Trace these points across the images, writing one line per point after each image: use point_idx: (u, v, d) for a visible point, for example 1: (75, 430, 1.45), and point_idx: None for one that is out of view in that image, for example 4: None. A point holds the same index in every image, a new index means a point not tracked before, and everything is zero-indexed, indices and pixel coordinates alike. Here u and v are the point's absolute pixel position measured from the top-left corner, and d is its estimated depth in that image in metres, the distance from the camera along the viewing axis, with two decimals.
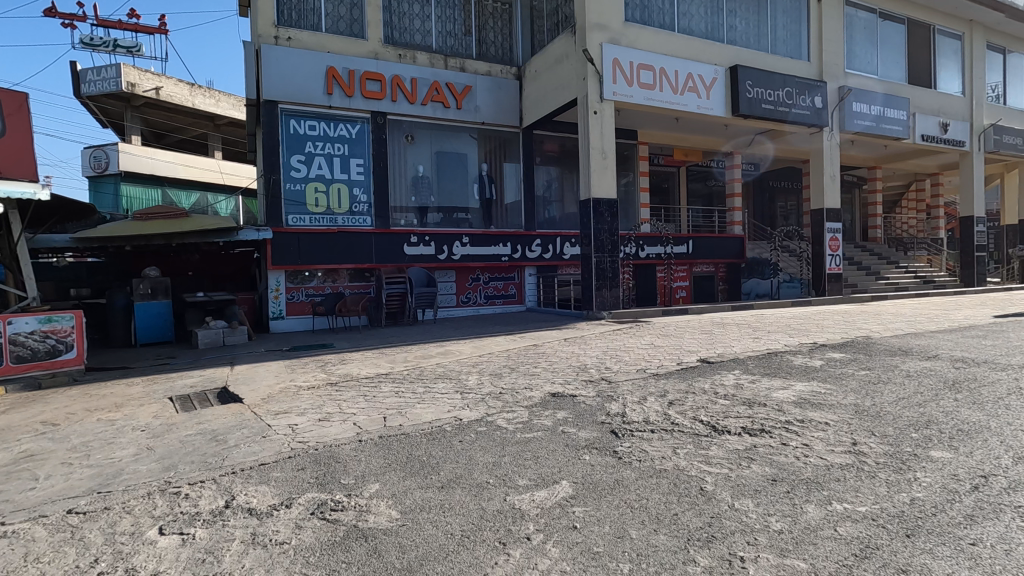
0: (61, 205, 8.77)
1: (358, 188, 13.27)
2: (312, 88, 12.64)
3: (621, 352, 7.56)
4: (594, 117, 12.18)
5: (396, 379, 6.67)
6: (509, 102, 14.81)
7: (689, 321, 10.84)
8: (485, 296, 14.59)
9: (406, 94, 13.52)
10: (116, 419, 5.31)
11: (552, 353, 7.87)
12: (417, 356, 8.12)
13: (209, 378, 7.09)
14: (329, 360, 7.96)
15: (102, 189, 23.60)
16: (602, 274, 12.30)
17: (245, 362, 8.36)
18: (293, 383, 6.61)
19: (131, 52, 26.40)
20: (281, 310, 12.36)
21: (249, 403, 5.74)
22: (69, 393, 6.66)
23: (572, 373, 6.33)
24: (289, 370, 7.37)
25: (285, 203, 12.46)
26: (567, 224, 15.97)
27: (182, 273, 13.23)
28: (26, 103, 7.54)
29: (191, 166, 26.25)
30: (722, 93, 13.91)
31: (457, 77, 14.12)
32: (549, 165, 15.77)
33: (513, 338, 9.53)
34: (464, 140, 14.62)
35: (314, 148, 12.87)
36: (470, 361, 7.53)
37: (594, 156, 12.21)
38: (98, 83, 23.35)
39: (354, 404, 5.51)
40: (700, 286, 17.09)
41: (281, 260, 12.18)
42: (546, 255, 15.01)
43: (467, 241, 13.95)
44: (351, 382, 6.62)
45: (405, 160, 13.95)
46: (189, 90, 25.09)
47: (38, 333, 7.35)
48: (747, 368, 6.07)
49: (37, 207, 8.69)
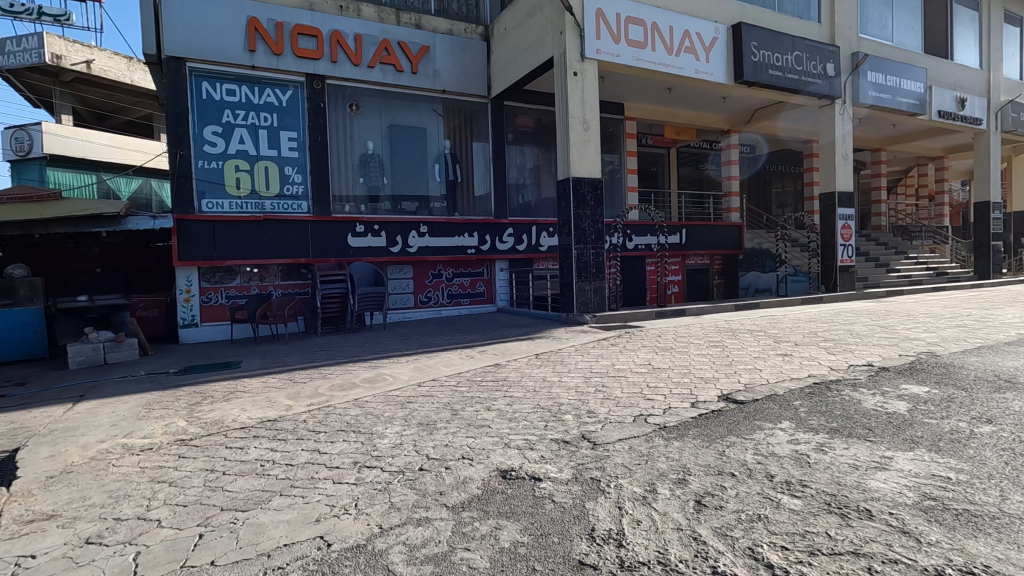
0: None
1: (290, 166, 10.98)
2: (229, 44, 10.29)
3: (612, 381, 5.46)
4: (574, 80, 10.08)
5: (280, 433, 4.47)
6: (474, 67, 12.62)
7: (690, 327, 8.87)
8: (447, 295, 12.47)
9: (349, 54, 11.27)
10: None
11: (516, 381, 5.73)
12: (334, 387, 5.92)
13: (13, 432, 4.82)
14: (211, 396, 5.75)
15: (25, 175, 20.70)
16: (584, 268, 10.21)
17: (100, 395, 6.09)
18: (123, 442, 4.40)
19: (59, 21, 23.34)
20: (193, 315, 10.12)
21: (16, 491, 3.55)
22: None
23: (539, 425, 4.20)
24: (139, 415, 5.15)
25: (197, 184, 10.14)
26: (544, 211, 13.84)
27: (87, 271, 11.01)
28: None
29: (130, 150, 23.18)
30: (723, 56, 11.90)
31: (411, 35, 11.87)
32: (523, 144, 13.65)
33: (470, 355, 7.36)
34: (422, 112, 12.42)
35: (234, 118, 10.54)
36: (401, 397, 5.38)
37: (574, 125, 10.08)
38: (17, 54, 20.13)
39: (175, 496, 3.34)
40: (693, 280, 15.24)
41: (191, 255, 9.90)
42: (519, 247, 12.90)
43: (425, 231, 11.84)
44: (212, 439, 4.42)
45: (350, 135, 11.71)
46: (126, 64, 22.25)
47: None
48: (802, 418, 4.00)
49: None
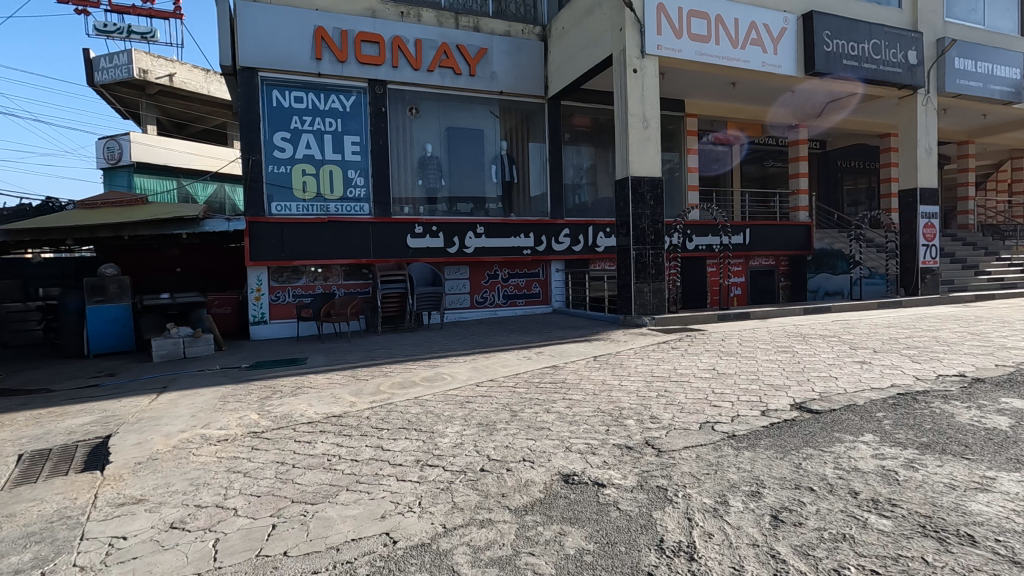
0: None
1: (353, 169, 11.33)
2: (298, 53, 10.72)
3: (675, 386, 5.27)
4: (634, 77, 9.88)
5: (345, 429, 4.59)
6: (531, 68, 12.60)
7: (756, 331, 8.50)
8: (503, 296, 12.52)
9: (409, 59, 11.50)
10: None
11: (576, 384, 5.63)
12: (395, 384, 6.04)
13: (105, 419, 5.21)
14: (280, 390, 6.00)
15: (114, 181, 22.35)
16: (643, 269, 9.96)
17: (179, 387, 6.47)
18: (201, 433, 4.65)
19: (145, 39, 25.14)
20: (263, 313, 10.61)
21: (108, 474, 3.82)
22: None
23: (600, 429, 4.11)
24: (215, 407, 5.44)
25: (268, 188, 10.64)
26: (600, 211, 13.62)
27: (168, 271, 11.87)
28: None
29: (204, 155, 24.72)
30: (793, 48, 11.32)
31: (469, 38, 11.99)
32: (579, 144, 13.50)
33: (527, 356, 7.32)
34: (480, 114, 12.54)
35: (301, 124, 10.98)
36: (460, 397, 5.41)
37: (632, 124, 9.87)
38: (109, 70, 21.86)
39: (249, 487, 3.49)
40: (757, 282, 14.63)
41: (261, 255, 10.40)
42: (575, 248, 12.80)
43: (482, 231, 11.94)
44: (282, 433, 4.60)
45: (410, 138, 11.96)
46: (204, 76, 23.63)
47: None
48: (887, 431, 3.72)
49: None
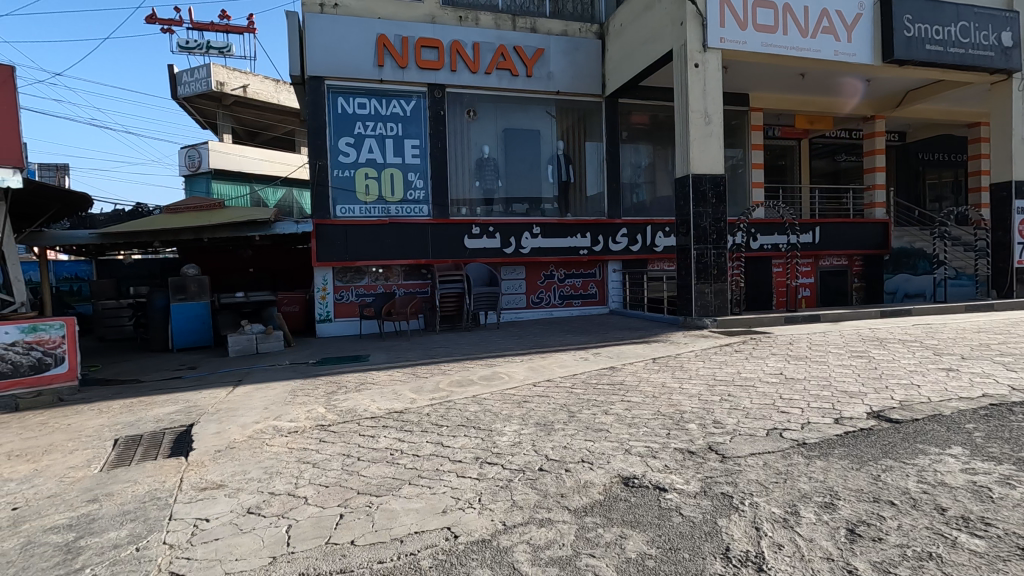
0: (48, 193, 7.75)
1: (413, 172, 11.62)
2: (361, 61, 11.11)
3: (739, 390, 5.09)
4: (695, 72, 9.60)
5: (406, 425, 4.72)
6: (588, 66, 12.50)
7: (827, 334, 8.08)
8: (559, 296, 12.50)
9: (467, 62, 11.68)
10: (9, 481, 3.93)
11: (635, 385, 5.55)
12: (454, 382, 6.16)
13: (188, 409, 5.60)
14: (345, 386, 6.25)
15: (194, 187, 23.95)
16: (705, 269, 9.67)
17: (253, 381, 6.86)
18: (274, 424, 4.91)
19: (222, 53, 26.79)
20: (328, 311, 11.06)
21: (192, 460, 4.10)
22: (26, 424, 5.49)
23: (661, 433, 4.03)
24: (285, 400, 5.72)
25: (333, 192, 11.08)
26: (659, 210, 13.33)
27: (242, 271, 12.60)
28: (14, 78, 6.44)
29: (275, 162, 26.07)
30: (869, 35, 10.66)
31: (526, 39, 12.03)
32: (637, 142, 13.27)
33: (584, 356, 7.28)
34: (537, 115, 12.57)
35: (364, 129, 11.37)
36: (518, 396, 5.45)
37: (694, 120, 9.60)
38: (191, 84, 23.45)
39: (318, 477, 3.65)
40: (828, 284, 13.91)
41: (327, 256, 10.86)
42: (633, 248, 12.62)
43: (538, 232, 11.99)
44: (348, 426, 4.79)
45: (468, 140, 12.15)
46: (274, 86, 24.92)
47: (21, 344, 6.40)
48: (978, 444, 3.45)
49: (29, 197, 7.84)
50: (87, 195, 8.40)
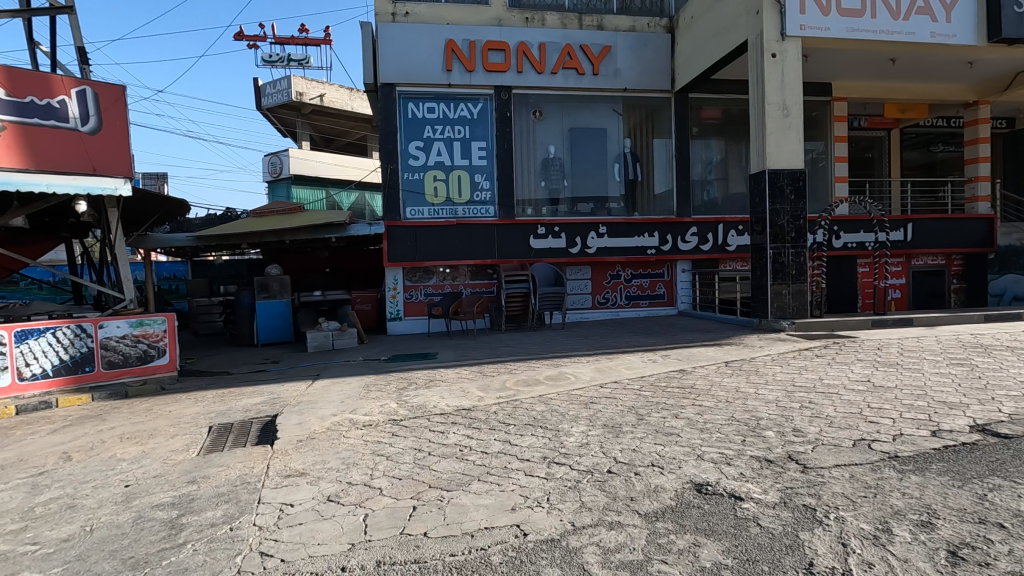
0: (151, 200, 8.49)
1: (480, 174, 11.80)
2: (431, 66, 11.40)
3: (821, 398, 4.81)
4: (773, 62, 9.14)
5: (474, 422, 4.81)
6: (657, 61, 12.21)
7: (921, 339, 7.47)
8: (626, 296, 12.30)
9: (533, 63, 11.72)
10: (121, 461, 4.35)
11: (707, 389, 5.37)
12: (520, 381, 6.20)
13: (272, 401, 5.98)
14: (415, 382, 6.45)
15: (276, 192, 25.46)
16: (781, 269, 9.18)
17: (329, 376, 7.22)
18: (350, 417, 5.14)
19: (302, 65, 28.32)
20: (398, 310, 11.44)
21: (277, 448, 4.38)
22: (132, 410, 6.06)
23: (736, 439, 3.87)
24: (360, 394, 5.98)
25: (403, 194, 11.45)
26: (732, 208, 12.82)
27: (320, 271, 13.28)
28: (123, 96, 7.11)
29: (346, 166, 27.28)
30: (972, 13, 9.74)
31: (593, 37, 11.91)
32: (708, 137, 12.81)
33: (652, 358, 7.12)
34: (603, 113, 12.42)
35: (433, 133, 11.66)
36: (585, 397, 5.42)
37: (770, 112, 9.15)
38: (273, 95, 24.95)
39: (392, 469, 3.79)
40: (921, 285, 12.87)
41: (397, 257, 11.24)
42: (703, 247, 12.24)
43: (604, 231, 11.88)
44: (418, 421, 4.94)
45: (534, 140, 12.18)
46: (349, 95, 26.06)
47: (130, 337, 7.07)
48: None
49: (136, 203, 8.61)
50: (185, 200, 9.14)
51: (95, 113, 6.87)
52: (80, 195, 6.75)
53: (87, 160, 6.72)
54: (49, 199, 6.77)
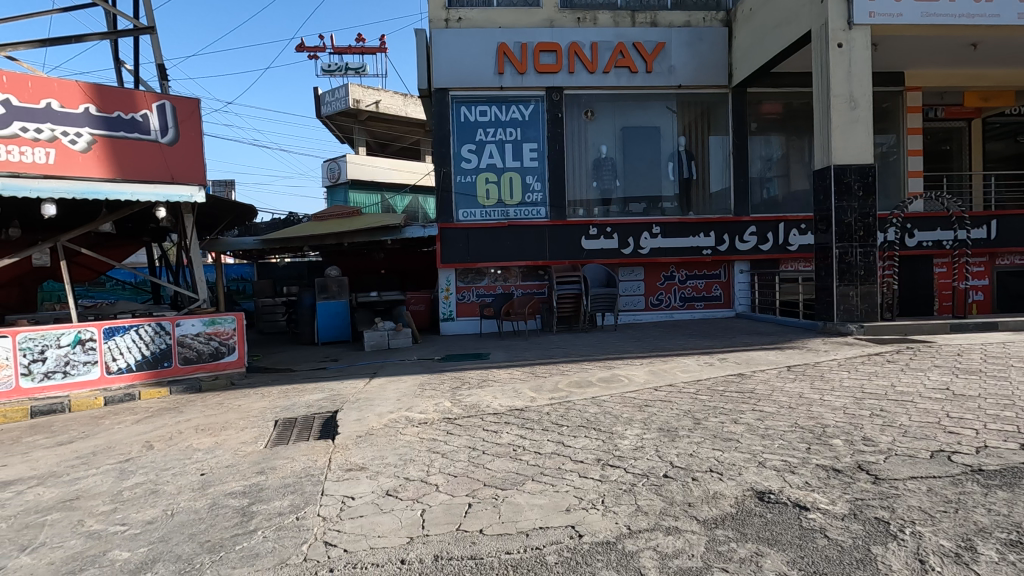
0: (222, 205, 8.99)
1: (531, 175, 11.84)
2: (483, 70, 11.54)
3: (893, 405, 4.54)
4: (838, 53, 8.71)
5: (527, 422, 4.83)
6: (713, 56, 11.88)
7: (1008, 345, 6.91)
8: (680, 298, 12.03)
9: (585, 62, 11.65)
10: (197, 451, 4.65)
11: (767, 394, 5.18)
12: (573, 383, 6.18)
13: (332, 397, 6.22)
14: (467, 381, 6.55)
15: (334, 197, 26.44)
16: (849, 270, 8.72)
17: (386, 374, 7.43)
18: (406, 415, 5.28)
19: (358, 73, 29.29)
20: (451, 311, 11.62)
21: (338, 443, 4.56)
22: (206, 404, 6.44)
23: (800, 447, 3.72)
24: (415, 393, 6.13)
25: (456, 197, 11.64)
26: (794, 206, 12.30)
27: (376, 273, 13.68)
28: (198, 109, 7.58)
29: (403, 171, 28.04)
30: None
31: (647, 35, 11.73)
32: (768, 133, 12.35)
33: (708, 362, 6.93)
34: (656, 111, 12.20)
35: (485, 136, 11.78)
36: (639, 399, 5.34)
37: (836, 105, 8.73)
38: (332, 103, 25.94)
39: (448, 466, 3.87)
40: (1006, 286, 11.92)
41: (450, 258, 11.44)
42: (762, 247, 11.82)
43: (657, 231, 11.68)
44: (472, 421, 5.01)
45: (585, 141, 12.11)
46: (403, 100, 26.74)
47: (203, 335, 7.52)
48: None
49: (208, 209, 9.13)
50: (252, 206, 9.66)
51: (173, 126, 7.35)
52: (160, 202, 7.21)
53: (167, 169, 7.21)
54: (132, 207, 7.30)
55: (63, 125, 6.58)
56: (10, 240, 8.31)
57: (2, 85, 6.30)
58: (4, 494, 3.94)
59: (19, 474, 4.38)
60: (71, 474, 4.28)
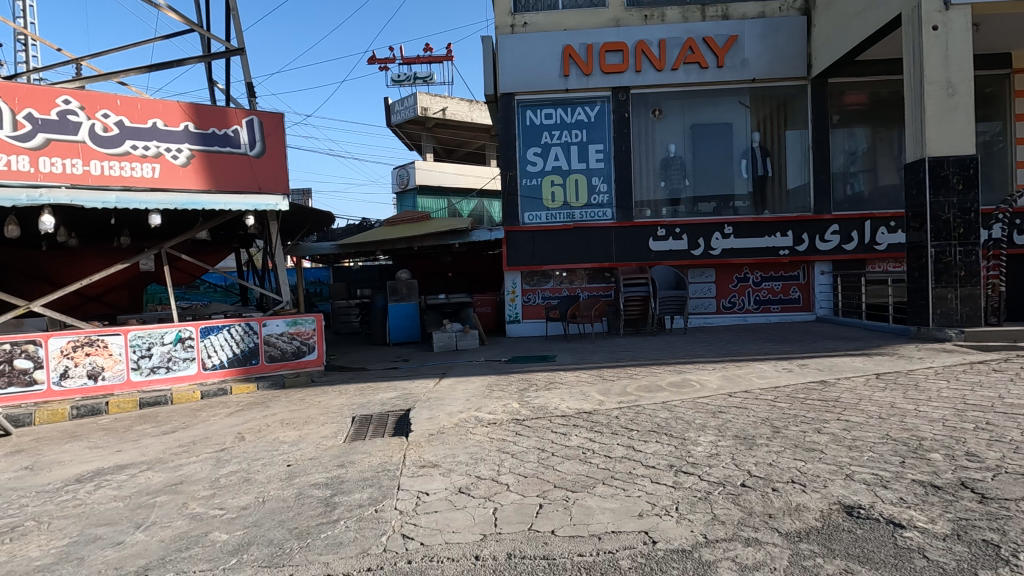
0: (302, 213, 9.54)
1: (597, 176, 11.73)
2: (548, 73, 11.57)
3: (1002, 419, 4.14)
4: (933, 36, 8.06)
5: (596, 425, 4.80)
6: (790, 47, 11.30)
7: None
8: (754, 300, 11.53)
9: (652, 60, 11.43)
10: (283, 443, 4.96)
11: (854, 403, 4.86)
12: (642, 387, 6.07)
13: (405, 395, 6.45)
14: (535, 383, 6.59)
15: (404, 203, 27.33)
16: (946, 270, 8.04)
17: (454, 374, 7.60)
18: (475, 415, 5.38)
19: (426, 81, 30.16)
20: (517, 313, 11.70)
21: (412, 440, 4.72)
22: (290, 399, 6.86)
23: (893, 460, 3.47)
24: (484, 393, 6.24)
25: (522, 200, 11.71)
26: (882, 201, 11.49)
27: (443, 275, 14.02)
28: (282, 123, 8.04)
29: (469, 175, 28.63)
30: None
31: (718, 28, 11.32)
32: (852, 125, 11.63)
33: (787, 368, 6.60)
34: (728, 107, 11.80)
35: (551, 138, 11.80)
36: (712, 405, 5.17)
37: (930, 92, 8.08)
38: (402, 112, 26.88)
39: (518, 467, 3.91)
40: None
41: (516, 261, 11.54)
42: (846, 247, 11.14)
43: (730, 232, 11.27)
44: (540, 422, 5.04)
45: (653, 140, 11.87)
46: (469, 106, 27.26)
47: (286, 334, 7.99)
48: None
49: (290, 217, 9.71)
50: (330, 213, 10.21)
51: (260, 139, 7.85)
52: (248, 212, 7.80)
53: (255, 180, 7.73)
54: (225, 216, 7.88)
55: (167, 142, 7.24)
56: (121, 247, 9.21)
57: (117, 108, 7.02)
58: (121, 476, 4.39)
59: (132, 458, 4.85)
60: (176, 460, 4.70)
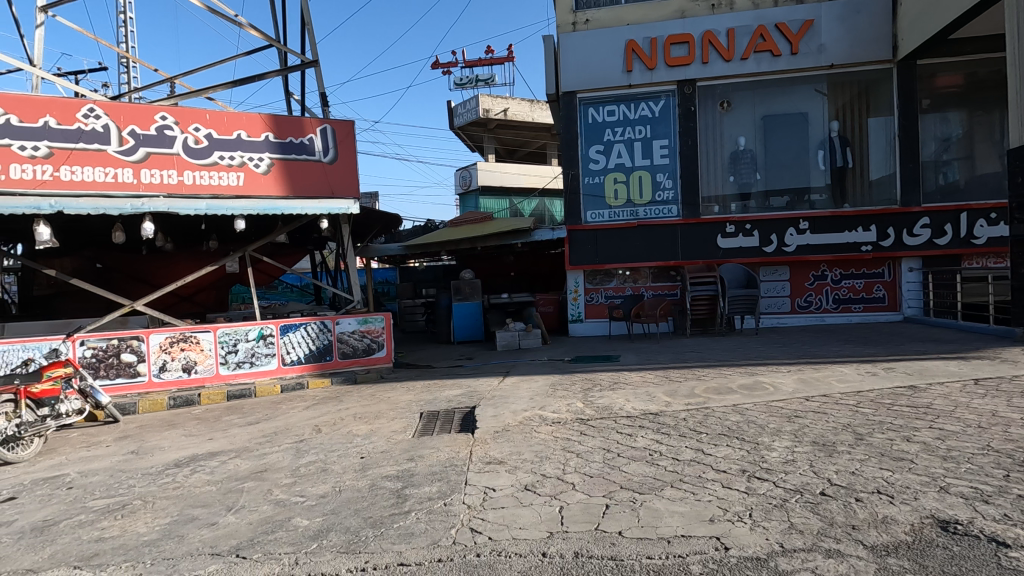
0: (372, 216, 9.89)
1: (662, 173, 11.46)
2: (611, 69, 11.42)
3: None
4: None
5: (664, 427, 4.71)
6: (873, 28, 10.56)
7: None
8: (833, 299, 10.89)
9: (720, 51, 11.04)
10: (356, 436, 5.19)
11: (948, 411, 4.50)
12: (711, 389, 5.88)
13: (469, 393, 6.57)
14: (600, 383, 6.53)
15: (467, 203, 27.78)
16: None
17: (518, 373, 7.67)
18: (539, 414, 5.41)
19: (488, 83, 30.51)
20: (580, 312, 11.63)
21: (477, 437, 4.81)
22: (361, 395, 7.16)
23: (995, 474, 3.19)
24: (548, 392, 6.26)
25: (584, 199, 11.62)
26: (981, 191, 10.54)
27: (506, 275, 14.16)
28: (352, 129, 8.36)
29: (532, 176, 28.70)
30: None
31: (791, 13, 10.76)
32: (946, 109, 10.76)
33: (871, 371, 6.18)
34: (803, 95, 11.20)
35: (614, 135, 11.64)
36: (788, 409, 4.94)
37: None
38: (464, 114, 27.36)
39: (583, 466, 3.91)
40: None
41: (578, 260, 11.47)
42: (937, 241, 10.35)
43: (805, 227, 10.71)
44: (605, 422, 5.00)
45: (721, 133, 11.46)
46: (530, 106, 27.34)
47: (358, 332, 8.33)
48: None
49: (360, 219, 10.11)
50: (397, 215, 10.54)
51: (333, 146, 8.23)
52: (322, 216, 8.14)
53: (328, 185, 8.11)
54: (301, 220, 8.31)
55: (250, 152, 7.74)
56: (210, 250, 9.93)
57: (206, 121, 7.57)
58: (213, 462, 4.75)
59: (222, 446, 5.24)
60: (260, 449, 5.03)
